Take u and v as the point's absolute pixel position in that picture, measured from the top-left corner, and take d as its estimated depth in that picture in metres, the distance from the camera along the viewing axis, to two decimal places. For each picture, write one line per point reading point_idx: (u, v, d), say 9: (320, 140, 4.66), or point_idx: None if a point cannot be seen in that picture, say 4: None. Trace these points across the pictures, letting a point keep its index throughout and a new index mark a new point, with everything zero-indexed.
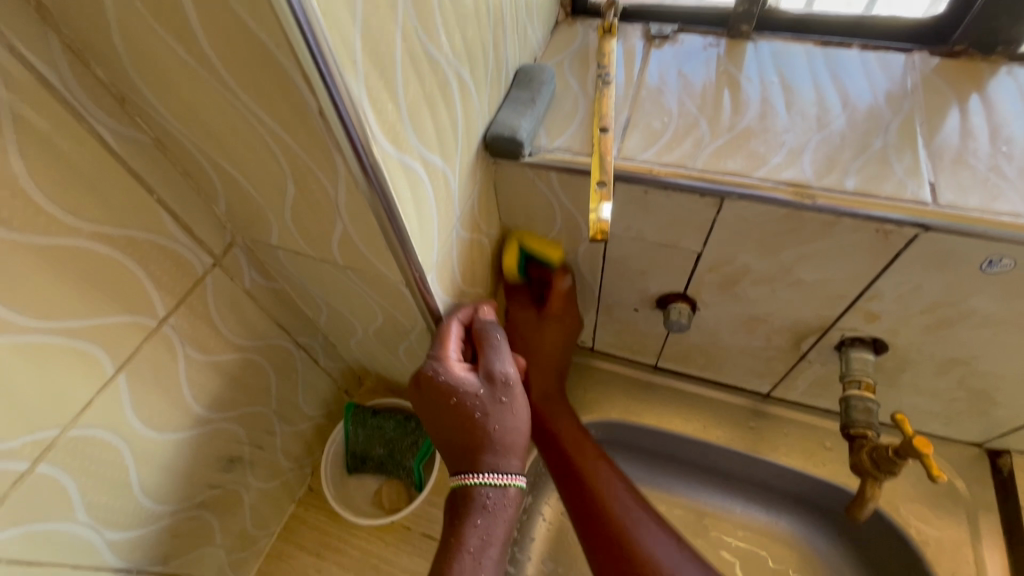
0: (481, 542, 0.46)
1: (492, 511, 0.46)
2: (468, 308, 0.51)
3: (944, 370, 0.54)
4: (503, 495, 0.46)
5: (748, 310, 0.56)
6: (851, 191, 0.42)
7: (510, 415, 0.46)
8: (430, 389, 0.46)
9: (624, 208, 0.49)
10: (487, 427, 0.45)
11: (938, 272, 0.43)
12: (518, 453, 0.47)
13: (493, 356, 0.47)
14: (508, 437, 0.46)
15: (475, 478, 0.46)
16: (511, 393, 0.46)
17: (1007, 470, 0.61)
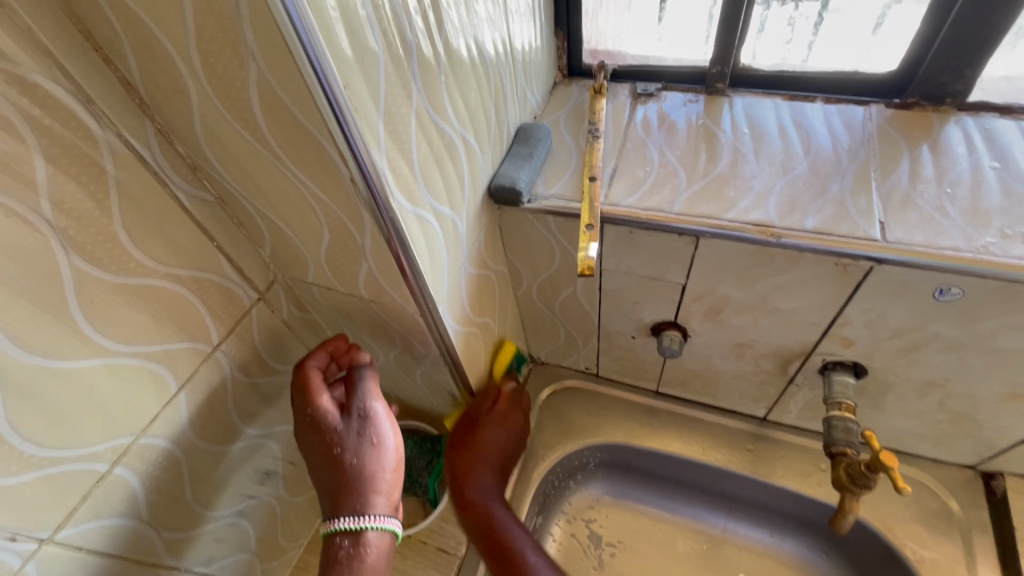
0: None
1: (352, 562, 0.44)
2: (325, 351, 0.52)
3: (924, 393, 0.57)
4: (367, 542, 0.44)
5: (735, 336, 0.61)
6: (811, 229, 0.47)
7: (371, 446, 0.46)
8: (302, 427, 0.48)
9: (614, 246, 0.55)
10: (344, 462, 0.45)
11: (899, 301, 0.48)
12: (383, 492, 0.45)
13: (355, 392, 0.49)
14: (366, 471, 0.45)
15: (334, 524, 0.44)
16: (371, 424, 0.47)
17: (1000, 492, 0.63)
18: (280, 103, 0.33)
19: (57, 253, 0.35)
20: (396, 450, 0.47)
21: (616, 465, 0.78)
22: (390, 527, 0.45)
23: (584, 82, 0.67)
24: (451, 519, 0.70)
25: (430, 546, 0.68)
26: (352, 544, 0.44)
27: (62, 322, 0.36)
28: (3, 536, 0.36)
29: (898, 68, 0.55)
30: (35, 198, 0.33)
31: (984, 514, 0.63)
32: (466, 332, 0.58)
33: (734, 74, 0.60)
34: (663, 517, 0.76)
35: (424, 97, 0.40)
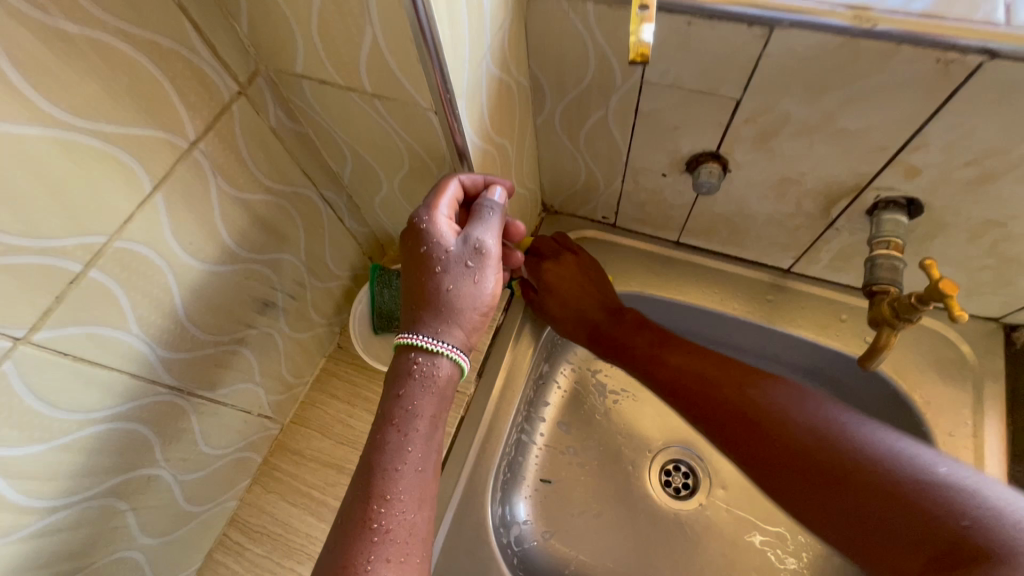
0: (407, 420, 0.45)
1: (421, 381, 0.46)
2: (478, 176, 0.49)
3: (978, 235, 0.53)
4: (435, 369, 0.46)
5: (782, 169, 0.54)
6: (917, 14, 0.39)
7: (472, 284, 0.46)
8: (411, 233, 0.47)
9: (665, 44, 0.46)
10: (441, 283, 0.46)
11: (996, 113, 0.41)
12: (464, 328, 0.46)
13: (478, 223, 0.47)
14: (460, 303, 0.46)
15: (414, 338, 0.46)
16: (480, 262, 0.46)
17: (1021, 342, 0.62)
18: None
19: None
20: (491, 298, 0.47)
21: None
22: (458, 361, 0.47)
23: None
24: None
25: None
26: (424, 363, 0.46)
27: None
28: None
29: None
30: None
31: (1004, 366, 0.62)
32: (484, 149, 0.50)
33: None
34: None
35: None
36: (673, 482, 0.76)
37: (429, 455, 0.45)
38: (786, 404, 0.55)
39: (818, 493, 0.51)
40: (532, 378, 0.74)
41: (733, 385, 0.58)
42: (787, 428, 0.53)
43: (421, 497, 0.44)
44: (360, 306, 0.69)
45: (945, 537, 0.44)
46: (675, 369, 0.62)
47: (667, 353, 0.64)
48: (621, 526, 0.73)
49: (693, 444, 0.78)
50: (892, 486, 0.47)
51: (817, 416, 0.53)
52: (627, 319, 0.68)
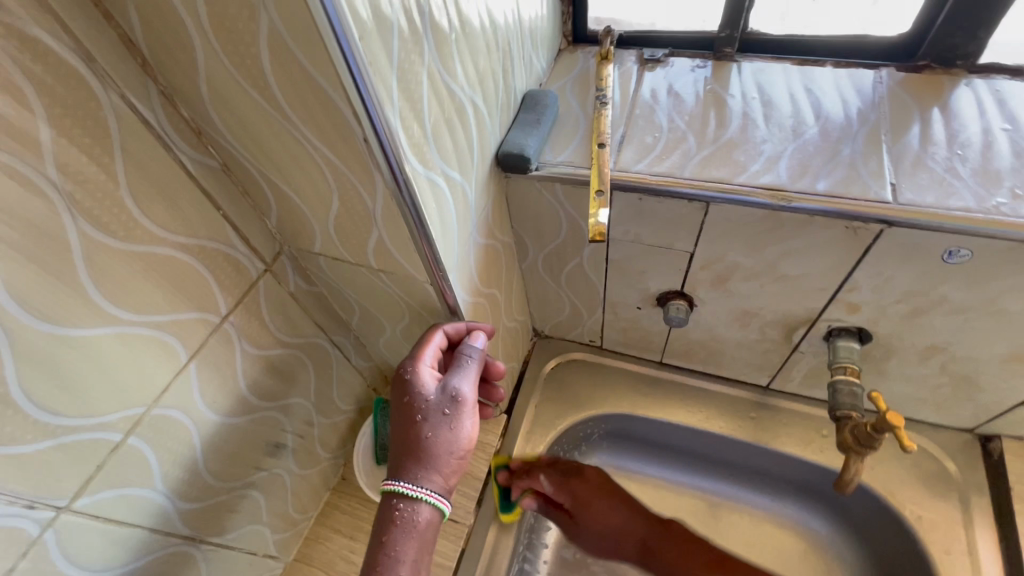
0: (392, 565, 0.46)
1: (404, 526, 0.47)
2: (461, 325, 0.55)
3: (926, 358, 0.58)
4: (417, 516, 0.47)
5: (741, 304, 0.61)
6: (822, 192, 0.47)
7: (449, 431, 0.49)
8: (397, 381, 0.51)
9: (623, 213, 0.55)
10: (421, 430, 0.49)
11: (908, 264, 0.48)
12: (442, 474, 0.49)
13: (457, 373, 0.51)
14: (438, 449, 0.48)
15: (396, 485, 0.48)
16: (457, 409, 0.50)
17: (997, 454, 0.64)
18: (292, 58, 0.32)
19: (64, 218, 0.34)
20: (468, 443, 0.50)
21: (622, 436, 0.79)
22: (440, 504, 0.49)
23: (589, 48, 0.66)
24: None
25: None
26: (406, 510, 0.47)
27: (71, 289, 0.36)
28: (20, 503, 0.37)
29: (908, 30, 0.55)
30: (40, 161, 0.32)
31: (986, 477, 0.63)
32: (474, 302, 0.57)
33: (744, 39, 0.60)
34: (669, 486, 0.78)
35: (435, 58, 0.39)
36: None
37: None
38: None
39: None
40: (532, 503, 0.76)
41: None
42: None
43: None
44: (363, 439, 0.72)
45: None
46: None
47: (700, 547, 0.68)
48: None
49: None
50: None
51: None
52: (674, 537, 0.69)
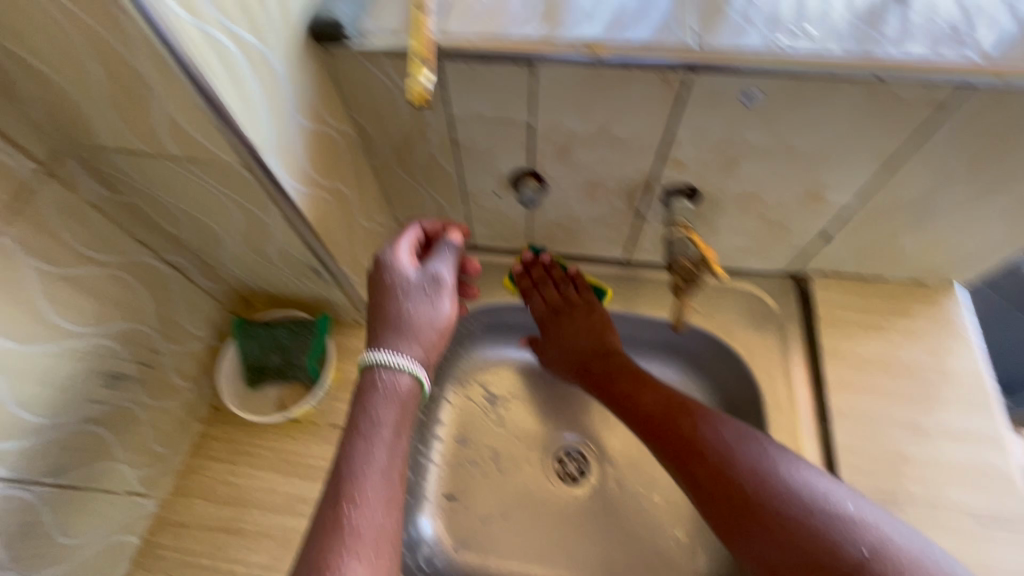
0: (370, 427, 0.47)
1: (384, 392, 0.48)
2: (437, 223, 0.58)
3: (744, 208, 0.65)
4: (398, 381, 0.49)
5: (586, 175, 0.63)
6: (636, 42, 0.48)
7: (430, 306, 0.51)
8: (373, 267, 0.53)
9: (456, 84, 0.53)
10: (403, 305, 0.51)
11: (715, 112, 0.52)
12: (424, 346, 0.50)
13: (434, 259, 0.54)
14: (419, 323, 0.50)
15: (376, 355, 0.49)
16: (438, 290, 0.53)
17: (806, 289, 0.76)
18: None
19: None
20: (447, 322, 0.52)
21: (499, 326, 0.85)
22: (419, 375, 0.50)
23: None
24: (341, 397, 0.71)
25: (322, 424, 0.69)
26: (388, 377, 0.49)
27: None
28: None
29: None
30: None
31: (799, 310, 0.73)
32: (314, 194, 0.54)
33: None
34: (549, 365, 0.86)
35: None
36: (568, 470, 0.81)
37: (393, 460, 0.46)
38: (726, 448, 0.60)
39: (756, 532, 0.55)
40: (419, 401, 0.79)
41: (709, 427, 0.62)
42: (733, 471, 0.58)
43: (388, 500, 0.45)
44: (228, 363, 0.69)
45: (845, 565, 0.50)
46: (678, 439, 0.63)
47: (642, 391, 0.69)
48: (523, 522, 0.78)
49: (581, 430, 0.83)
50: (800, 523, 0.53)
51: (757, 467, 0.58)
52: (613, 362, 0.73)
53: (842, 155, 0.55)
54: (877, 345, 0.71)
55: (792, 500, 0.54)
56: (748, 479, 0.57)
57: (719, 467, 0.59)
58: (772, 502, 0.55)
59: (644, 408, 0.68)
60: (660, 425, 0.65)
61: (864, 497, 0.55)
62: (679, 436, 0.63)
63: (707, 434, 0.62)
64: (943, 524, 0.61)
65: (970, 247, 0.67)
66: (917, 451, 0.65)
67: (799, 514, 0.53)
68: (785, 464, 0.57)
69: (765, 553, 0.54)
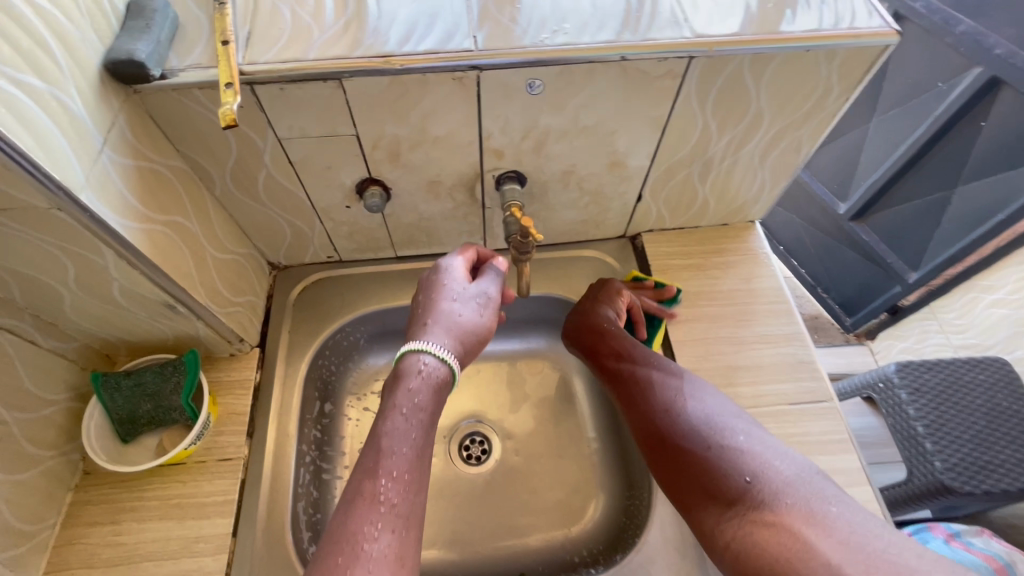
0: (412, 413, 0.56)
1: (423, 377, 0.59)
2: (491, 253, 0.74)
3: (566, 183, 0.75)
4: (433, 371, 0.59)
5: (423, 175, 0.70)
6: (423, 51, 0.56)
7: (473, 312, 0.65)
8: (433, 275, 0.67)
9: (274, 107, 0.58)
10: (448, 308, 0.64)
11: (510, 102, 0.61)
12: (461, 344, 0.62)
13: (486, 276, 0.69)
14: (462, 325, 0.63)
15: (420, 344, 0.61)
16: (483, 303, 0.66)
17: (641, 246, 0.88)
18: None
19: None
20: (487, 331, 0.65)
21: (385, 333, 0.88)
22: (455, 369, 0.61)
23: None
24: (225, 430, 0.71)
25: (210, 461, 0.69)
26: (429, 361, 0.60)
27: None
28: None
29: None
30: None
31: (658, 295, 0.81)
32: (147, 229, 0.55)
33: None
34: None
35: None
36: (472, 453, 0.86)
37: (423, 453, 0.55)
38: (657, 397, 0.65)
39: (676, 466, 0.60)
40: (314, 419, 0.79)
41: (646, 381, 0.68)
42: (661, 417, 0.63)
43: (414, 480, 0.53)
44: (93, 423, 0.66)
45: (739, 496, 0.55)
46: (618, 377, 0.71)
47: (604, 348, 0.75)
48: (437, 512, 0.81)
49: (480, 413, 0.90)
50: (710, 456, 0.58)
51: (680, 408, 0.63)
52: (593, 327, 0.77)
53: (622, 127, 0.67)
54: (702, 281, 0.84)
55: (695, 437, 0.60)
56: (666, 415, 0.63)
57: (653, 411, 0.64)
58: (680, 437, 0.61)
59: (594, 340, 0.76)
60: (597, 352, 0.75)
61: (760, 432, 0.60)
62: (621, 378, 0.71)
63: (633, 375, 0.70)
64: (770, 413, 0.73)
65: (748, 188, 0.82)
66: (741, 359, 0.77)
67: (701, 443, 0.59)
68: (690, 400, 0.64)
69: (687, 492, 0.58)
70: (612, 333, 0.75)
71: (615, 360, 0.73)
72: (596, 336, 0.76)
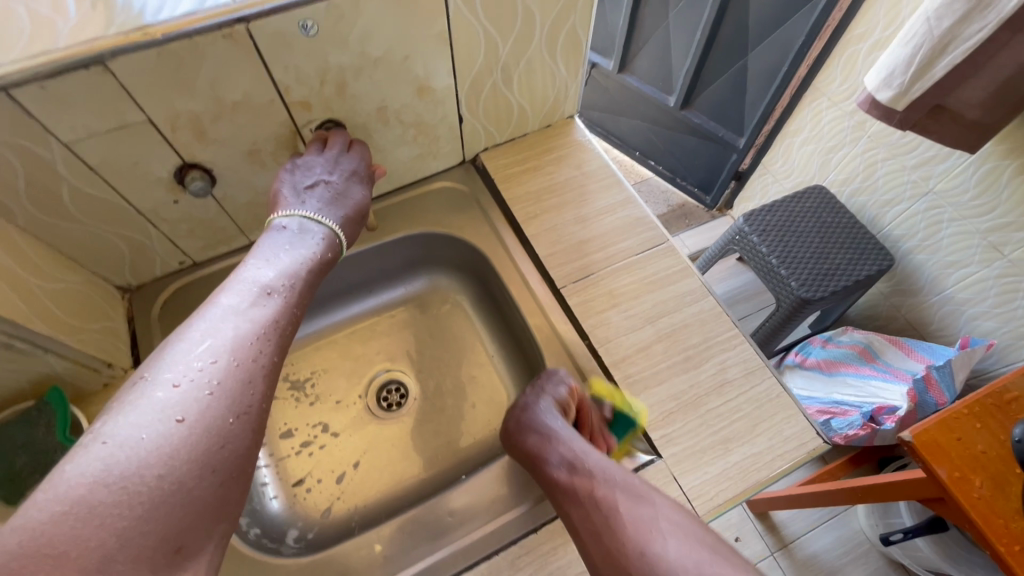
0: (295, 250, 0.60)
1: (302, 233, 0.63)
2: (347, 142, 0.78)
3: (385, 120, 0.79)
4: (323, 235, 0.64)
5: (239, 147, 0.71)
6: (180, 15, 0.56)
7: (346, 187, 0.69)
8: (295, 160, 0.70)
9: (44, 109, 0.56)
10: (318, 181, 0.68)
11: (292, 48, 0.63)
12: (339, 213, 0.67)
13: (349, 154, 0.73)
14: (336, 197, 0.68)
15: (294, 209, 0.64)
16: (353, 179, 0.71)
17: (482, 165, 0.95)
18: None
19: None
20: (361, 203, 0.70)
21: None
22: (336, 233, 0.66)
23: None
24: None
25: None
26: (297, 234, 0.62)
27: None
28: None
29: None
30: None
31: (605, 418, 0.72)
32: None
33: None
34: (336, 327, 0.95)
35: None
36: (391, 400, 0.90)
37: (296, 276, 0.57)
38: (624, 529, 0.52)
39: None
40: None
41: (608, 505, 0.55)
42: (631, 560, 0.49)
43: (298, 298, 0.57)
44: None
45: None
46: (574, 499, 0.58)
47: (554, 461, 0.62)
48: (374, 460, 0.85)
49: (387, 364, 0.94)
50: None
51: (653, 548, 0.49)
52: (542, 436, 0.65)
53: (412, 50, 0.71)
54: (541, 178, 0.93)
55: None
56: (638, 561, 0.49)
57: (617, 545, 0.51)
58: None
59: (544, 455, 0.64)
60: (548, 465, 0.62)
61: None
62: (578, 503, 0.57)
63: (589, 494, 0.57)
64: (624, 267, 0.83)
65: (553, 85, 0.90)
66: (592, 231, 0.87)
67: None
68: (664, 538, 0.50)
69: None
70: (564, 449, 0.62)
71: (569, 481, 0.59)
72: (542, 445, 0.65)
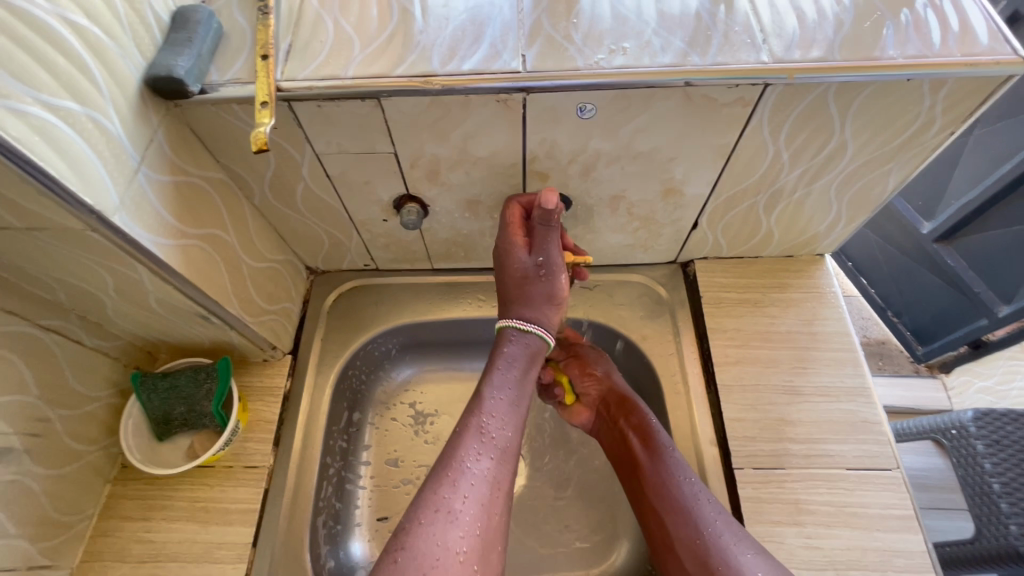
0: (508, 369, 0.62)
1: (511, 355, 0.63)
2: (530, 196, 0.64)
3: (615, 208, 0.70)
4: (531, 346, 0.64)
5: (462, 194, 0.66)
6: (466, 71, 0.52)
7: (545, 284, 0.64)
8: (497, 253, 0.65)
9: (313, 124, 0.56)
10: (523, 287, 0.65)
11: (559, 124, 0.56)
12: (547, 308, 0.66)
13: (544, 249, 0.63)
14: (536, 294, 0.65)
15: (513, 322, 0.65)
16: (547, 271, 0.64)
17: (693, 275, 0.82)
18: None
19: None
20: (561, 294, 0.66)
21: (417, 344, 0.87)
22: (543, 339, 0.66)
23: None
24: (254, 437, 0.72)
25: (237, 467, 0.70)
26: (512, 346, 0.64)
27: None
28: None
29: None
30: None
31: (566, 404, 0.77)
32: (181, 246, 0.55)
33: None
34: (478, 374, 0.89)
35: None
36: None
37: (510, 408, 0.60)
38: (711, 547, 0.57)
39: None
40: (341, 429, 0.79)
41: (705, 543, 0.57)
42: None
43: (510, 419, 0.60)
44: (131, 419, 0.68)
45: None
46: (650, 489, 0.63)
47: (642, 467, 0.65)
48: None
49: None
50: None
51: None
52: (633, 412, 0.70)
53: (681, 154, 0.60)
54: (757, 319, 0.77)
55: None
56: None
57: None
58: None
59: (635, 460, 0.66)
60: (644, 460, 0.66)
61: None
62: None
63: None
64: (822, 476, 0.66)
65: (821, 220, 0.73)
66: (796, 413, 0.70)
67: None
68: None
69: None
70: (703, 523, 0.58)
71: (700, 566, 0.57)
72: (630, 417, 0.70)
